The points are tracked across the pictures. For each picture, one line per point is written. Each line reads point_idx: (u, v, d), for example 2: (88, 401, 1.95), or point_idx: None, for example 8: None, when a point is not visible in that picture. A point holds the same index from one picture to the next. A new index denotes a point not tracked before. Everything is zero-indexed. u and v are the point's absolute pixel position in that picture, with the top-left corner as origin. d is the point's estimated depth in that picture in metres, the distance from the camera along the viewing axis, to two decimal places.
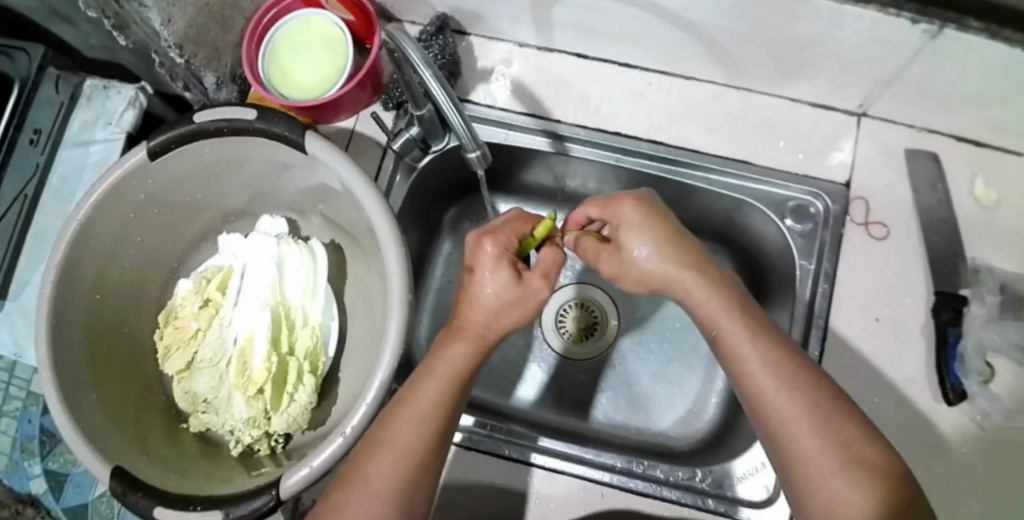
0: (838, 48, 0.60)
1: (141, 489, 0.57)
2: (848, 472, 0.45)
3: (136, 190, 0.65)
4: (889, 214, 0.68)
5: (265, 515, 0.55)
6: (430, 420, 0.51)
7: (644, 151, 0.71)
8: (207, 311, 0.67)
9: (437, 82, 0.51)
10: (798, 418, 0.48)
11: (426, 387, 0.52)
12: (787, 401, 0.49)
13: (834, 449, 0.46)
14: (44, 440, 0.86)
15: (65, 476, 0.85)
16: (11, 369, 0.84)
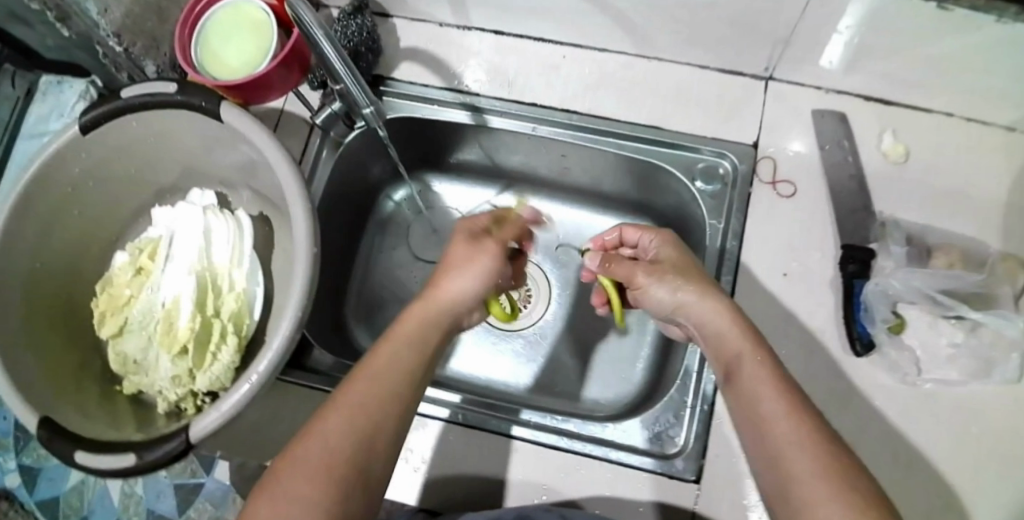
0: (727, 8, 0.63)
1: (65, 437, 0.60)
2: (844, 498, 0.40)
3: (70, 164, 0.68)
4: (797, 173, 0.70)
5: (177, 458, 0.58)
6: (394, 394, 0.48)
7: (560, 120, 0.73)
8: (139, 278, 0.70)
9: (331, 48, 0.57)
10: (793, 434, 0.44)
11: (392, 361, 0.50)
12: (786, 422, 0.44)
13: (834, 467, 0.41)
14: (17, 437, 1.00)
15: (36, 469, 1.00)
16: None
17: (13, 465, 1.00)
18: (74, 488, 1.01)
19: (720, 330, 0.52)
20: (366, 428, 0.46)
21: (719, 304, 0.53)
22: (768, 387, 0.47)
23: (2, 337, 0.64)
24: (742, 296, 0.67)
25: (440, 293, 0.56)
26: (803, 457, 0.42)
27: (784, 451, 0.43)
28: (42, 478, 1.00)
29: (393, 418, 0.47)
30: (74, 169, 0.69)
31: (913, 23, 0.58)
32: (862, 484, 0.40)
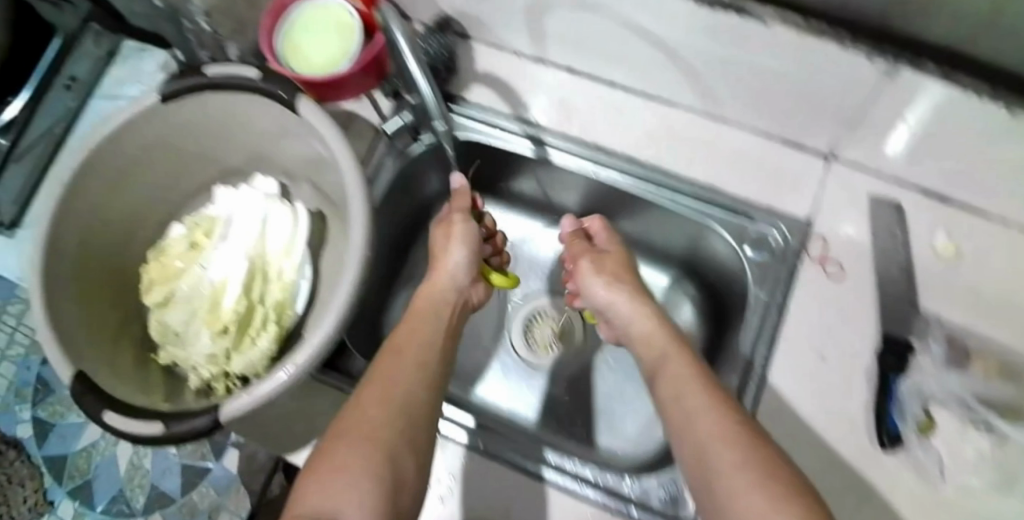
0: (803, 83, 0.64)
1: (96, 394, 0.61)
2: (735, 461, 0.46)
3: (145, 132, 0.70)
4: (846, 256, 0.71)
5: (205, 434, 0.59)
6: (412, 368, 0.59)
7: (621, 167, 0.74)
8: (192, 252, 0.72)
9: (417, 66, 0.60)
10: (698, 410, 0.51)
11: (412, 347, 0.62)
12: (692, 400, 0.52)
13: (728, 433, 0.48)
14: (36, 389, 1.20)
15: (48, 425, 1.19)
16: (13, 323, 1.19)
17: (26, 415, 1.20)
18: (81, 450, 1.19)
19: (640, 329, 0.63)
20: (396, 396, 0.56)
21: (644, 305, 0.64)
22: (685, 379, 0.54)
23: (49, 283, 0.65)
24: (778, 369, 0.68)
25: (435, 288, 0.71)
26: (702, 428, 0.49)
27: (694, 428, 0.50)
28: (52, 433, 1.19)
29: (418, 388, 0.58)
30: (149, 136, 0.71)
31: (986, 128, 0.58)
32: (756, 444, 0.47)
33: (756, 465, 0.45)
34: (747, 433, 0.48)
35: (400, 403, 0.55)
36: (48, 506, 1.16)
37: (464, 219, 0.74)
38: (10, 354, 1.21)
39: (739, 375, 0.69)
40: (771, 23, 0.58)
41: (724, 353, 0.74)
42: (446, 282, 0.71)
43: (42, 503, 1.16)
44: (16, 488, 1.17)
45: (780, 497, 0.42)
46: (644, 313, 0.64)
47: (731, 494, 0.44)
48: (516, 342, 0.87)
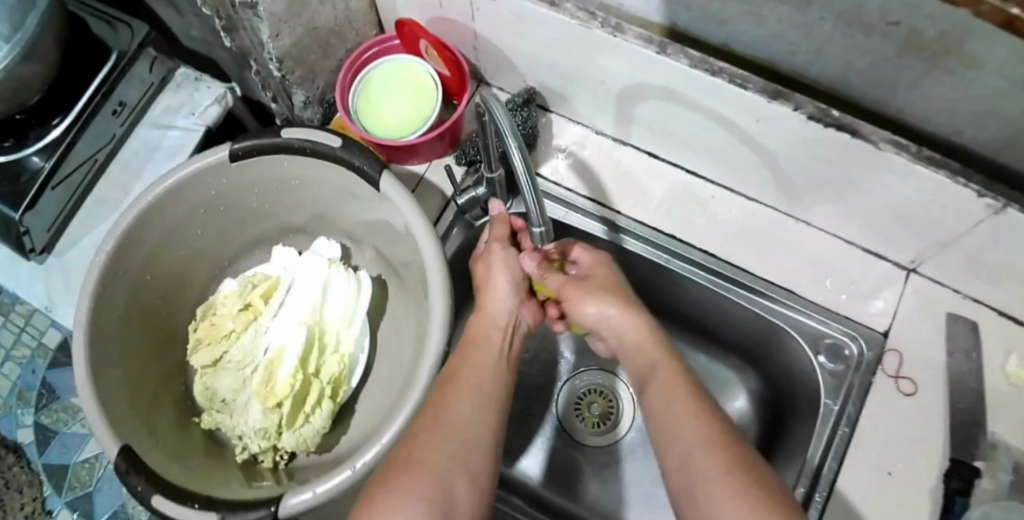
0: (898, 201, 0.62)
1: (143, 472, 0.57)
2: (724, 470, 0.46)
3: (210, 186, 0.67)
4: (919, 372, 0.69)
5: None
6: (471, 393, 0.58)
7: (695, 259, 0.74)
8: (245, 314, 0.69)
9: (515, 143, 0.52)
10: (687, 416, 0.51)
11: (474, 371, 0.60)
12: (678, 406, 0.52)
13: (712, 441, 0.48)
14: (41, 393, 1.11)
15: (51, 432, 1.10)
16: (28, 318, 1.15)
17: (29, 421, 1.11)
18: (83, 461, 1.08)
19: (634, 346, 0.61)
20: (456, 422, 0.54)
21: (632, 319, 0.63)
22: (666, 386, 0.55)
23: (93, 341, 0.62)
24: (844, 483, 0.66)
25: (486, 312, 0.66)
26: (690, 435, 0.50)
27: (681, 434, 0.50)
28: (54, 442, 1.09)
29: (479, 415, 0.56)
30: (209, 192, 0.68)
31: None
32: (740, 456, 0.47)
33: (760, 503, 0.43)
34: (731, 445, 0.48)
35: (459, 429, 0.54)
36: (45, 516, 1.07)
37: (504, 247, 0.67)
38: (17, 355, 1.14)
39: (805, 484, 0.66)
40: (884, 148, 0.56)
41: (784, 455, 0.72)
42: (495, 305, 0.67)
43: (37, 512, 1.07)
44: (14, 494, 1.08)
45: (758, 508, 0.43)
46: (636, 324, 0.62)
47: (715, 498, 0.45)
48: (563, 415, 0.85)
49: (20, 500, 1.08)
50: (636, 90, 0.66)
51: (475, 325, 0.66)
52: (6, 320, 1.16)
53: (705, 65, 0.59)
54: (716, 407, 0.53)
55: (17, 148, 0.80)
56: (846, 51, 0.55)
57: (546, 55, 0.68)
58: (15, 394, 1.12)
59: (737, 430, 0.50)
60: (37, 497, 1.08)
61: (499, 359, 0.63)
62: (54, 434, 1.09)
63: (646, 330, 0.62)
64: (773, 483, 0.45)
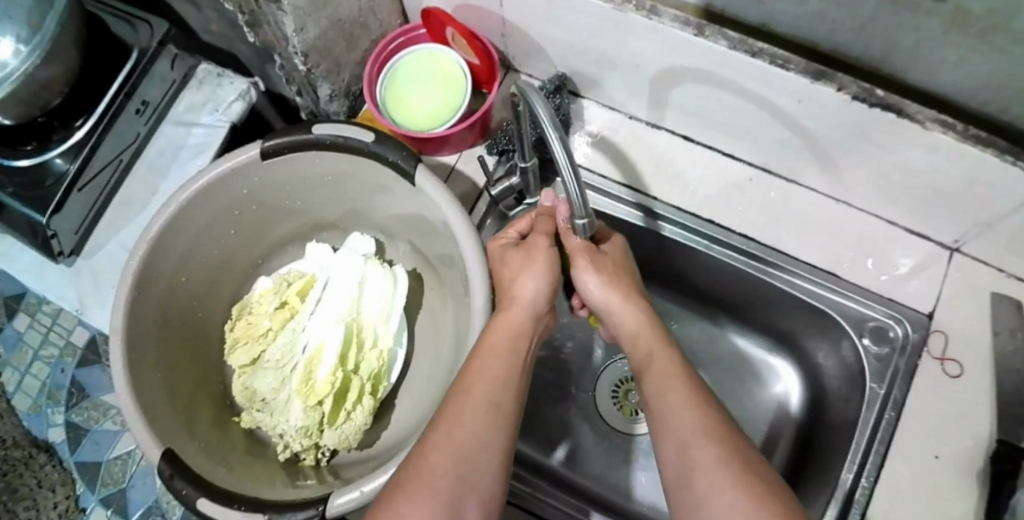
0: (943, 180, 0.61)
1: (187, 477, 0.57)
2: (726, 461, 0.46)
3: (242, 185, 0.67)
4: (965, 353, 0.67)
5: None
6: (481, 411, 0.52)
7: (734, 243, 0.73)
8: (281, 313, 0.69)
9: (557, 132, 0.50)
10: (687, 409, 0.50)
11: (488, 363, 0.55)
12: (678, 394, 0.52)
13: (713, 435, 0.48)
14: (70, 393, 1.12)
15: (82, 430, 1.10)
16: (56, 317, 1.15)
17: (60, 420, 1.11)
18: (116, 458, 1.08)
19: (632, 334, 0.60)
20: (465, 446, 0.49)
21: (635, 311, 0.61)
22: (670, 373, 0.54)
23: (131, 346, 0.61)
24: (890, 466, 0.65)
25: (510, 310, 0.60)
26: (691, 426, 0.49)
27: (681, 426, 0.49)
28: (87, 439, 1.10)
29: (490, 436, 0.50)
30: (241, 190, 0.67)
31: None
32: (736, 449, 0.47)
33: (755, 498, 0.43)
34: (732, 439, 0.48)
35: (469, 455, 0.49)
36: (81, 513, 1.07)
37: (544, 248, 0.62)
38: (45, 355, 1.14)
39: (854, 469, 0.65)
40: (930, 127, 0.55)
41: (831, 439, 0.72)
42: (520, 308, 0.60)
43: (73, 509, 1.08)
44: (48, 492, 1.09)
45: (757, 502, 0.43)
46: (637, 312, 0.61)
47: (713, 489, 0.45)
48: (599, 402, 0.85)
49: (54, 498, 1.09)
50: (671, 73, 0.65)
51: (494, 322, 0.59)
52: (34, 321, 1.16)
53: (744, 47, 0.58)
54: (713, 398, 0.52)
55: (41, 152, 0.79)
56: (890, 30, 0.54)
57: (577, 39, 0.66)
58: (46, 394, 1.12)
59: (737, 426, 0.49)
60: (71, 495, 1.08)
61: (516, 366, 0.56)
62: (86, 431, 1.10)
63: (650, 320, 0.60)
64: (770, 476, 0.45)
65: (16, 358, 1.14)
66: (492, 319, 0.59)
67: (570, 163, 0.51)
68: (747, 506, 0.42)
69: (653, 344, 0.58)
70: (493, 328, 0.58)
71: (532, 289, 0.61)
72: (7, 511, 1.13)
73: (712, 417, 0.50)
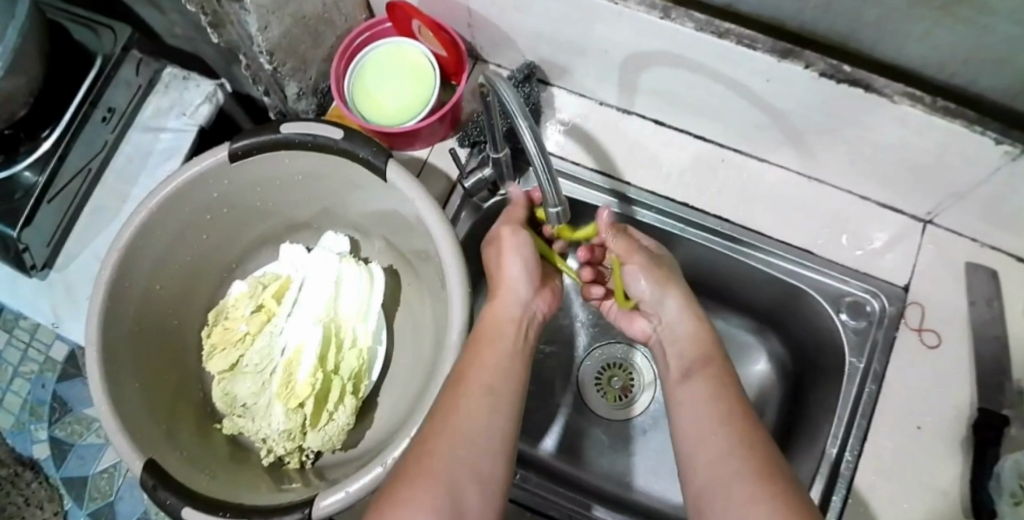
0: (914, 153, 0.61)
1: (170, 486, 0.57)
2: (763, 476, 0.45)
3: (211, 189, 0.66)
4: (943, 323, 0.68)
5: None
6: (482, 394, 0.54)
7: (709, 225, 0.73)
8: (258, 316, 0.68)
9: (526, 120, 0.50)
10: (727, 424, 0.50)
11: (489, 352, 0.58)
12: (722, 405, 0.51)
13: (749, 450, 0.47)
14: (53, 408, 1.10)
15: (67, 445, 1.09)
16: (33, 332, 1.14)
17: (43, 436, 1.10)
18: (101, 471, 1.07)
19: (684, 340, 0.60)
20: (467, 427, 0.52)
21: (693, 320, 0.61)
22: (715, 385, 0.54)
23: (106, 358, 0.60)
24: (875, 439, 0.65)
25: (497, 298, 0.64)
26: (733, 438, 0.49)
27: (719, 438, 0.49)
28: (71, 454, 1.08)
29: (493, 419, 0.53)
30: (211, 194, 0.66)
31: None
32: (776, 466, 0.46)
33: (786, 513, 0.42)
34: (771, 456, 0.47)
35: (471, 438, 0.51)
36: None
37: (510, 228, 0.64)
38: (25, 371, 1.12)
39: (838, 443, 0.66)
40: (899, 101, 0.55)
41: (812, 414, 0.72)
42: (506, 295, 0.64)
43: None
44: (35, 510, 1.08)
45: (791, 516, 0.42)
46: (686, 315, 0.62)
47: (747, 502, 0.44)
48: (585, 390, 0.85)
49: (41, 515, 1.07)
50: (641, 57, 0.65)
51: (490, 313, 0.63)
52: (12, 337, 1.14)
53: (711, 28, 0.58)
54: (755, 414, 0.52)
55: (8, 165, 0.77)
56: (853, 6, 0.54)
57: (545, 27, 0.66)
58: (28, 410, 1.11)
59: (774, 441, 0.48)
60: (58, 511, 1.07)
61: (513, 356, 0.59)
62: (70, 446, 1.09)
63: (700, 328, 0.61)
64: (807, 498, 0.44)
65: None
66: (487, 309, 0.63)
67: (541, 151, 0.51)
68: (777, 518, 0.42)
69: (701, 355, 0.58)
70: (490, 319, 0.62)
71: (518, 277, 0.64)
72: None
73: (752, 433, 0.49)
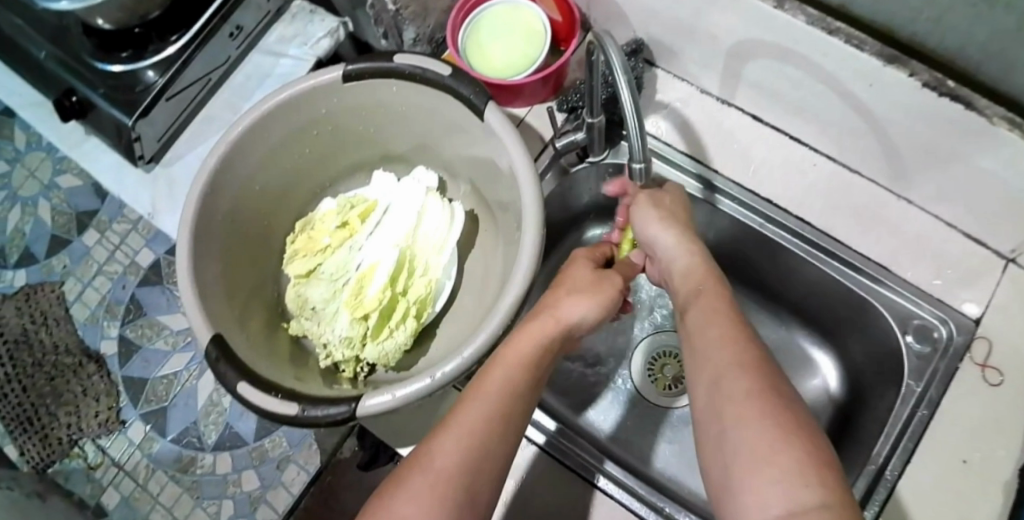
0: (1008, 183, 0.61)
1: (231, 362, 0.60)
2: (753, 392, 0.46)
3: (321, 104, 0.70)
4: (1009, 363, 0.67)
5: (337, 425, 0.57)
6: (499, 417, 0.52)
7: (791, 225, 0.73)
8: (342, 231, 0.71)
9: (626, 81, 0.53)
10: (725, 341, 0.51)
11: (505, 361, 0.56)
12: (717, 328, 0.52)
13: (748, 365, 0.48)
14: (129, 311, 1.18)
15: (135, 347, 1.17)
16: (124, 236, 1.23)
17: (114, 333, 1.18)
18: (162, 377, 1.15)
19: (691, 272, 0.60)
20: (479, 423, 0.51)
21: (693, 242, 0.62)
22: (712, 308, 0.55)
23: (197, 239, 0.65)
24: (918, 462, 0.65)
25: (541, 320, 0.60)
26: (727, 358, 0.49)
27: (717, 357, 0.50)
28: (137, 356, 1.16)
29: (508, 416, 0.53)
30: (320, 110, 0.71)
31: None
32: (772, 380, 0.47)
33: (780, 427, 0.43)
34: (770, 372, 0.48)
35: (495, 414, 0.52)
36: (120, 425, 1.14)
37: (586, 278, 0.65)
38: (109, 271, 1.21)
39: (880, 460, 0.65)
40: (996, 123, 0.56)
41: (860, 433, 0.72)
42: (555, 322, 0.60)
43: (112, 420, 1.14)
44: (91, 401, 1.15)
45: (787, 431, 0.43)
46: (692, 250, 0.62)
47: (740, 419, 0.45)
48: (635, 373, 0.86)
49: (96, 407, 1.15)
50: (748, 47, 0.67)
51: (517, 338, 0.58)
52: (103, 237, 1.23)
53: (822, 24, 0.59)
54: (753, 329, 0.52)
55: (134, 60, 0.84)
56: (967, 20, 0.55)
57: (660, 6, 0.68)
58: (104, 307, 1.20)
59: (772, 354, 0.49)
60: (113, 407, 1.14)
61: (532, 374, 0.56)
62: (138, 347, 1.17)
63: (702, 256, 0.62)
64: (801, 409, 0.45)
65: (81, 270, 1.23)
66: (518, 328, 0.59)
67: (637, 112, 0.55)
68: (771, 434, 0.43)
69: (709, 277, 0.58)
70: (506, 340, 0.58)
71: (577, 310, 0.61)
72: (48, 414, 1.17)
73: (754, 351, 0.49)
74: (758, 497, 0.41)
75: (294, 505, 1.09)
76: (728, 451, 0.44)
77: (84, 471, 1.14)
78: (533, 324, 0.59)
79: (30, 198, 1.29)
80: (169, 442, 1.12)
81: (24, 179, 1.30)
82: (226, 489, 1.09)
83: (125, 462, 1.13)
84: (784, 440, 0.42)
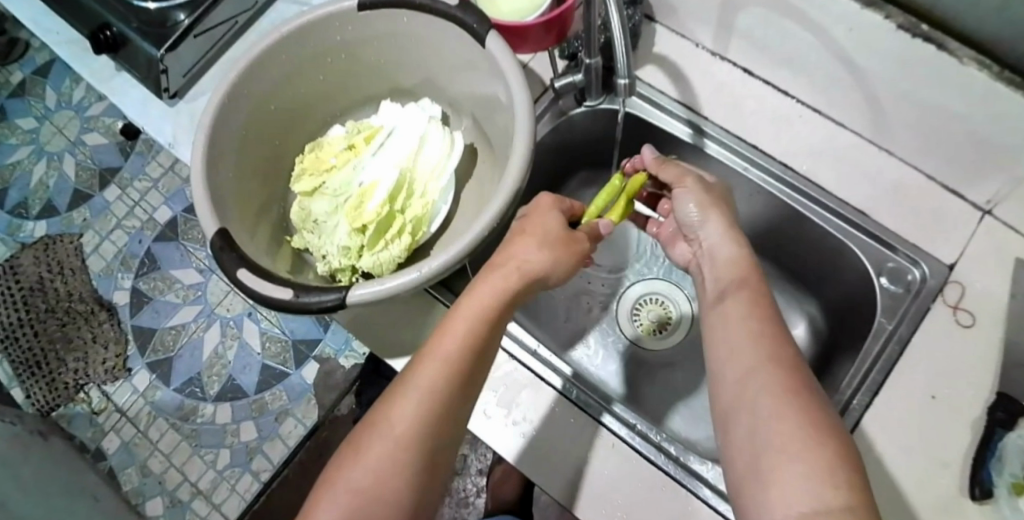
0: (980, 129, 0.64)
1: (235, 251, 0.64)
2: (783, 392, 0.49)
3: (336, 31, 0.75)
4: (981, 307, 0.69)
5: (327, 310, 0.61)
6: (455, 378, 0.53)
7: (772, 170, 0.77)
8: (348, 152, 0.76)
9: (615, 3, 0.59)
10: (759, 337, 0.54)
11: (469, 310, 0.55)
12: (754, 324, 0.55)
13: (782, 365, 0.51)
14: (144, 264, 1.35)
15: (147, 299, 1.33)
16: (144, 194, 1.40)
17: (127, 285, 1.34)
18: (170, 328, 1.31)
19: (724, 265, 0.63)
20: (440, 384, 0.52)
21: (727, 232, 0.64)
22: (746, 302, 0.57)
23: (212, 144, 0.69)
24: (886, 396, 0.67)
25: (500, 270, 0.57)
26: (758, 356, 0.52)
27: (748, 353, 0.53)
28: (148, 307, 1.32)
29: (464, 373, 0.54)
30: (334, 37, 0.75)
31: None
32: (801, 382, 0.50)
33: (807, 426, 0.46)
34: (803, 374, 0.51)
35: (452, 373, 0.53)
36: (126, 372, 1.29)
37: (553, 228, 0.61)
38: (127, 225, 1.38)
39: (850, 391, 0.67)
40: (967, 63, 0.59)
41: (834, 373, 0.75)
42: (515, 271, 0.57)
43: (120, 366, 1.29)
44: (100, 348, 1.31)
45: (818, 429, 0.46)
46: (735, 242, 0.63)
47: (769, 414, 0.48)
48: (622, 316, 0.90)
49: (104, 354, 1.30)
50: None
51: (477, 285, 0.57)
52: (124, 194, 1.40)
53: None
54: (785, 329, 0.55)
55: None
56: None
57: None
58: (121, 260, 1.36)
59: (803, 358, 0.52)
60: (121, 354, 1.30)
61: (495, 321, 0.56)
62: (149, 299, 1.33)
63: (742, 249, 0.63)
64: (830, 412, 0.48)
65: (101, 224, 1.39)
66: (480, 277, 0.57)
67: (624, 31, 0.61)
68: (800, 430, 0.46)
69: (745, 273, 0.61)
70: (473, 285, 0.57)
71: (536, 261, 0.58)
72: (57, 359, 1.32)
73: (785, 353, 0.52)
74: (781, 490, 0.44)
75: (290, 458, 1.22)
76: (754, 444, 0.48)
77: (88, 415, 1.28)
78: (493, 274, 0.57)
79: (55, 154, 1.45)
80: (173, 391, 1.27)
81: (52, 135, 1.46)
82: (225, 438, 1.23)
83: (129, 408, 1.27)
84: (809, 438, 0.45)
